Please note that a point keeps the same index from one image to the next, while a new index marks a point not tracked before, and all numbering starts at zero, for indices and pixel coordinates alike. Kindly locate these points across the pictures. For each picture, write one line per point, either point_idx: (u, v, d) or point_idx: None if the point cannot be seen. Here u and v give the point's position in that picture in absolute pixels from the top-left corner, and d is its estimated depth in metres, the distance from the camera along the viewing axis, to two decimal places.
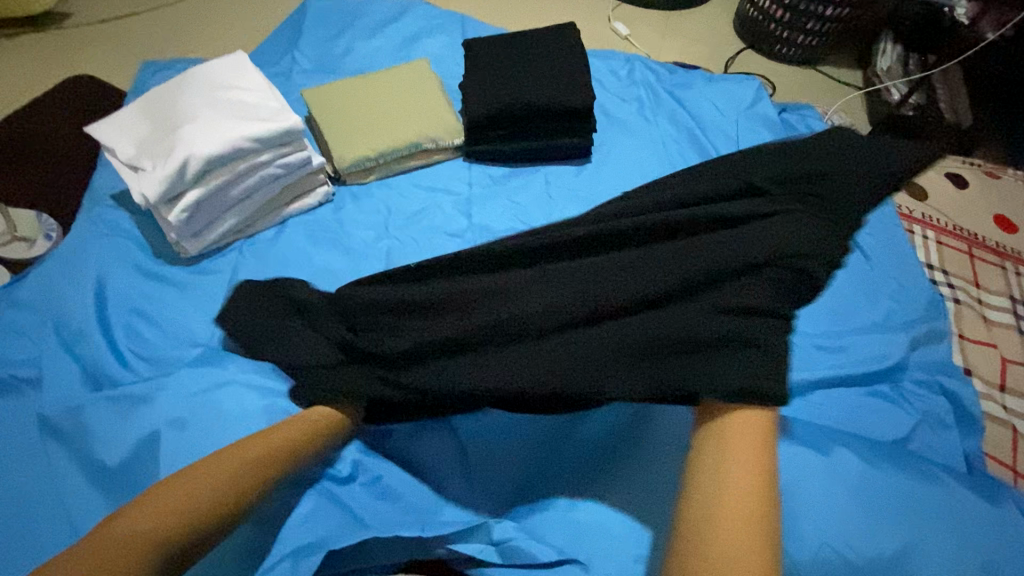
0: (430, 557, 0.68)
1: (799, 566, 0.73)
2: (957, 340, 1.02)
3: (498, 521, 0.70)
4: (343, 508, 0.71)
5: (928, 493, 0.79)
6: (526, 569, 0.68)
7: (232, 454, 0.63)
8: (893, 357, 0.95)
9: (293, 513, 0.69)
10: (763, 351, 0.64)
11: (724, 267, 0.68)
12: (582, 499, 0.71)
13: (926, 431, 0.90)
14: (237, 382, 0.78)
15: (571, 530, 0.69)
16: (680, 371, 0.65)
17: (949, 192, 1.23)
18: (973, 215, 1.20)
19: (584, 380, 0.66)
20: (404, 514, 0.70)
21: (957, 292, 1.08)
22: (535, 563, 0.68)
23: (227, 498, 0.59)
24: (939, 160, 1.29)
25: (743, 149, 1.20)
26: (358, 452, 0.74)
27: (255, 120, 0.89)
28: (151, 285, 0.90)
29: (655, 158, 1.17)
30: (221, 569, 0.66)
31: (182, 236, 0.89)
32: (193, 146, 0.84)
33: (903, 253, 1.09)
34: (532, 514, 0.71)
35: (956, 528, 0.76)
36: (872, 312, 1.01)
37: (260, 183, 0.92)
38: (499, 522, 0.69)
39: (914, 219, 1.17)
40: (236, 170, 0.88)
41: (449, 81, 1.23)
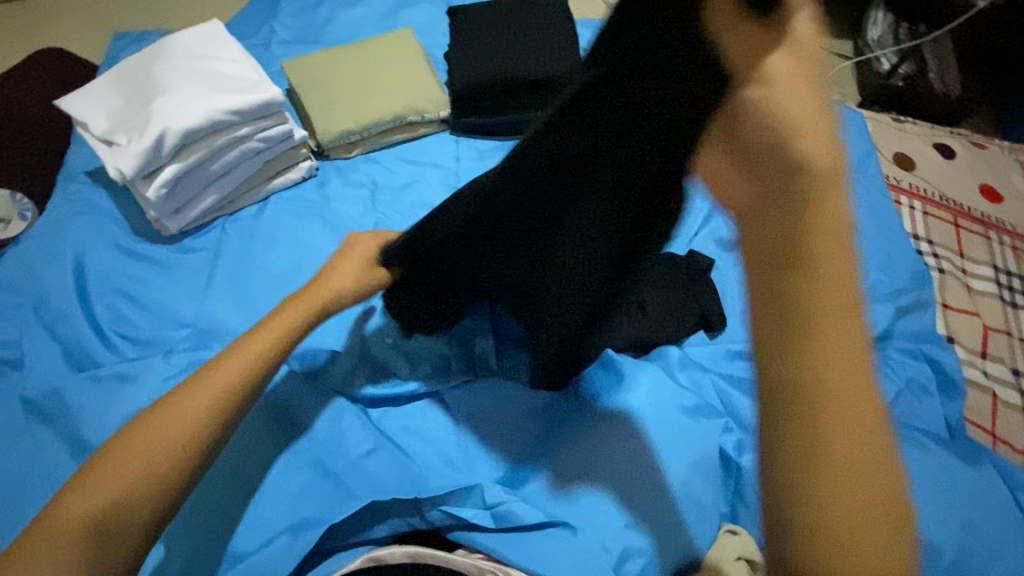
0: (424, 523, 0.69)
1: None
2: (942, 309, 1.04)
3: (490, 485, 0.71)
4: (332, 485, 0.70)
5: (911, 457, 0.80)
6: (516, 534, 0.68)
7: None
8: (879, 326, 0.97)
9: (285, 488, 0.69)
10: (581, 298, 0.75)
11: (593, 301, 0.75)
12: (573, 468, 0.72)
13: (909, 398, 0.91)
14: None
15: (562, 497, 0.70)
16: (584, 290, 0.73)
17: (938, 163, 1.23)
18: (961, 186, 1.21)
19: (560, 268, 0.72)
20: (395, 485, 0.70)
21: (943, 262, 1.09)
22: (523, 526, 0.68)
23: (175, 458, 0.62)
24: (928, 131, 1.29)
25: None
26: (345, 429, 0.74)
27: (234, 92, 0.86)
28: (131, 263, 0.88)
29: None
30: (216, 547, 0.65)
31: (161, 214, 0.87)
32: (168, 119, 0.81)
33: (891, 224, 1.09)
34: (524, 483, 0.72)
35: (936, 489, 0.78)
36: (860, 283, 1.02)
37: (241, 158, 0.89)
38: (497, 489, 0.70)
39: (902, 190, 1.18)
40: (214, 144, 0.85)
41: (434, 51, 1.19)
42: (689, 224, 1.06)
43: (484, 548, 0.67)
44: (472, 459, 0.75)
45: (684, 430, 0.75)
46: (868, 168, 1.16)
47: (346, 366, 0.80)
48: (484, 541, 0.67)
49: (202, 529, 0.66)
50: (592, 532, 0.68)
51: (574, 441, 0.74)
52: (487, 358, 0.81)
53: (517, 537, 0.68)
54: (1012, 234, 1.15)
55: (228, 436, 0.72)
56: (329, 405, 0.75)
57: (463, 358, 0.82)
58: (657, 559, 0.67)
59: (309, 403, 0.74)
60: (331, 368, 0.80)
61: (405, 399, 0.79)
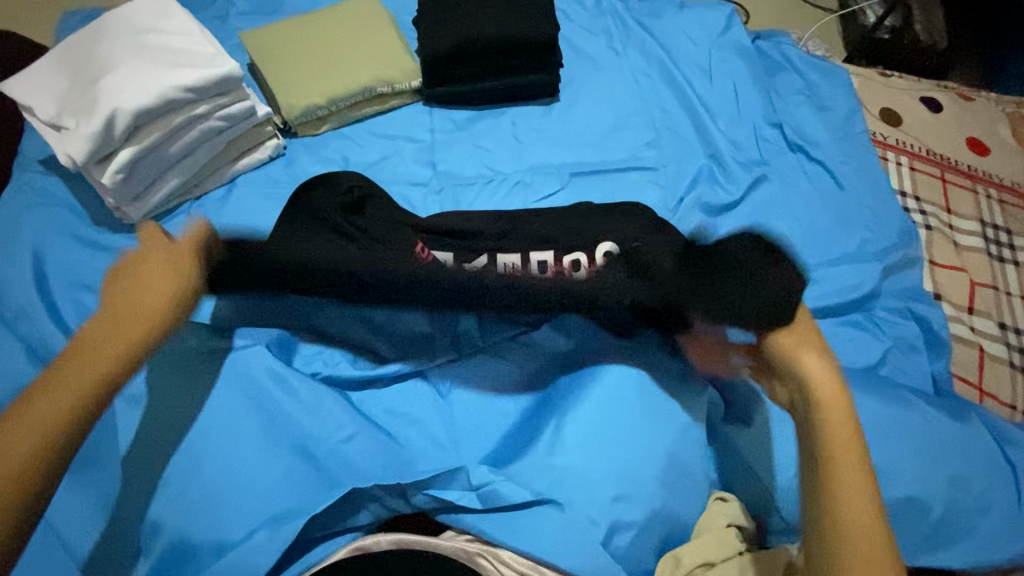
0: (410, 506, 0.68)
1: (781, 499, 0.72)
2: (929, 266, 1.03)
3: (476, 466, 0.70)
4: (308, 476, 0.69)
5: (898, 414, 0.80)
6: (503, 513, 0.68)
7: (44, 395, 0.61)
8: (867, 286, 0.96)
9: (263, 477, 0.67)
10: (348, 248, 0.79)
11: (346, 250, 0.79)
12: (559, 442, 0.70)
13: (896, 356, 0.92)
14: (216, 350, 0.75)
15: (549, 474, 0.69)
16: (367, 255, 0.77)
17: (924, 116, 1.21)
18: (948, 138, 1.19)
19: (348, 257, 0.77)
20: (380, 470, 0.70)
21: (930, 219, 1.08)
22: (511, 505, 0.67)
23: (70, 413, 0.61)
24: (914, 84, 1.26)
25: (717, 81, 1.16)
26: (326, 411, 0.73)
27: (188, 67, 0.80)
28: (94, 255, 0.84)
29: (626, 92, 1.12)
30: (194, 543, 0.63)
31: (120, 201, 0.82)
32: (117, 99, 0.76)
33: (876, 183, 1.08)
34: (510, 461, 0.71)
35: (925, 447, 0.78)
36: (847, 243, 1.01)
37: (202, 138, 0.84)
38: (483, 469, 0.69)
39: (889, 145, 1.15)
40: (170, 125, 0.80)
41: (402, 17, 1.13)
42: (672, 188, 1.03)
43: (472, 530, 0.67)
44: (459, 437, 0.74)
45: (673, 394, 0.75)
46: (852, 127, 1.14)
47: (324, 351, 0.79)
48: (472, 522, 0.67)
49: (182, 523, 0.64)
50: (580, 506, 0.67)
51: (559, 417, 0.72)
52: (471, 334, 0.80)
53: (504, 515, 0.67)
54: (999, 186, 1.14)
55: (205, 431, 0.69)
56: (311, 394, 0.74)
57: (448, 336, 0.80)
58: (645, 531, 0.67)
59: (289, 393, 0.73)
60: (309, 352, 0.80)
61: (387, 380, 0.78)
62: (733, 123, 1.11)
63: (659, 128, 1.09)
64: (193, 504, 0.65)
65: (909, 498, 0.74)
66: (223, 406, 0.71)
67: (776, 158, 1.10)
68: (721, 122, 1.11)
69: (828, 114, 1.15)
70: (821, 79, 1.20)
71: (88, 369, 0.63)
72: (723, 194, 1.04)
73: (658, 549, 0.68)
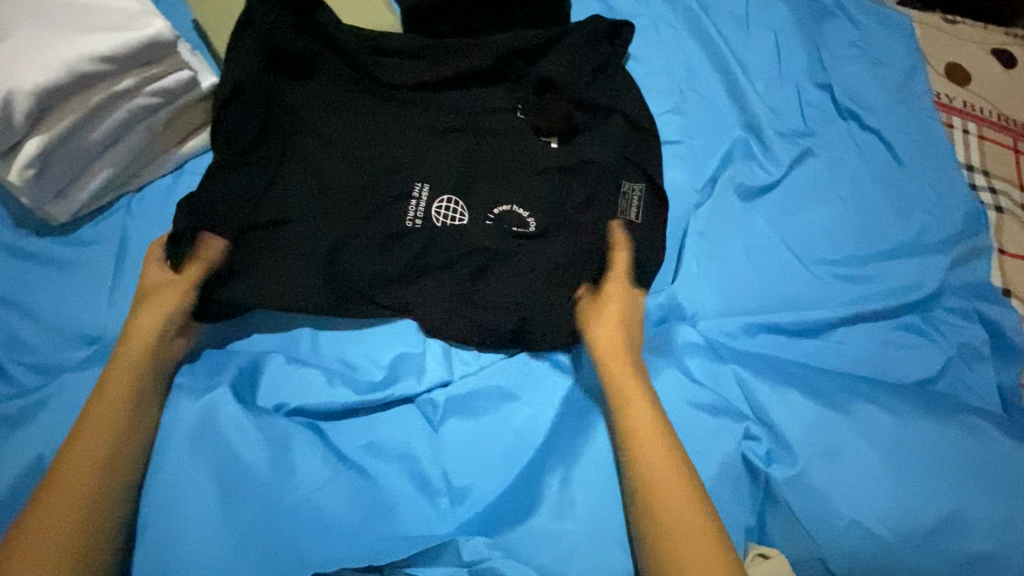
0: None
1: (830, 557, 0.63)
2: (998, 257, 0.89)
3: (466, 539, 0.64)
4: (271, 549, 0.61)
5: (969, 447, 0.68)
6: None
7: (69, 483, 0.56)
8: (928, 285, 0.82)
9: (211, 550, 0.61)
10: (341, 184, 0.77)
11: (314, 188, 0.76)
12: (569, 506, 0.66)
13: (959, 367, 0.79)
14: (185, 392, 0.67)
15: (554, 543, 0.64)
16: (332, 195, 0.75)
17: (995, 73, 1.03)
18: (1019, 99, 1.02)
19: (323, 184, 0.76)
20: (353, 541, 0.63)
21: (1000, 199, 0.93)
22: None
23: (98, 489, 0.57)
24: (984, 33, 1.07)
25: (755, 31, 0.97)
26: (292, 462, 0.65)
27: (103, 29, 0.64)
28: (17, 264, 0.71)
29: (648, 50, 0.96)
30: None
31: (39, 200, 0.67)
32: (13, 73, 0.59)
33: (943, 156, 0.92)
34: (504, 528, 0.65)
35: (1002, 485, 0.66)
36: (903, 231, 0.86)
37: (132, 120, 0.69)
38: (468, 540, 0.64)
39: (954, 110, 0.99)
40: (86, 105, 0.64)
41: None
42: (701, 166, 0.89)
43: None
44: (452, 495, 0.67)
45: (691, 422, 0.69)
46: (914, 87, 0.97)
47: (305, 389, 0.70)
48: None
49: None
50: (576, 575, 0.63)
51: (568, 468, 0.68)
52: (465, 354, 0.75)
53: None
54: None
55: (166, 490, 0.62)
56: (278, 455, 0.66)
57: (438, 379, 0.72)
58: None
59: (266, 441, 0.66)
60: (295, 388, 0.70)
61: (371, 407, 0.70)
62: (774, 85, 0.94)
63: (683, 92, 0.93)
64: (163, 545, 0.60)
65: (986, 549, 0.63)
66: (185, 472, 0.63)
67: (823, 129, 0.93)
68: (759, 83, 0.94)
69: (885, 71, 0.98)
70: (876, 26, 1.01)
71: (73, 498, 0.55)
72: (760, 174, 0.89)
73: None
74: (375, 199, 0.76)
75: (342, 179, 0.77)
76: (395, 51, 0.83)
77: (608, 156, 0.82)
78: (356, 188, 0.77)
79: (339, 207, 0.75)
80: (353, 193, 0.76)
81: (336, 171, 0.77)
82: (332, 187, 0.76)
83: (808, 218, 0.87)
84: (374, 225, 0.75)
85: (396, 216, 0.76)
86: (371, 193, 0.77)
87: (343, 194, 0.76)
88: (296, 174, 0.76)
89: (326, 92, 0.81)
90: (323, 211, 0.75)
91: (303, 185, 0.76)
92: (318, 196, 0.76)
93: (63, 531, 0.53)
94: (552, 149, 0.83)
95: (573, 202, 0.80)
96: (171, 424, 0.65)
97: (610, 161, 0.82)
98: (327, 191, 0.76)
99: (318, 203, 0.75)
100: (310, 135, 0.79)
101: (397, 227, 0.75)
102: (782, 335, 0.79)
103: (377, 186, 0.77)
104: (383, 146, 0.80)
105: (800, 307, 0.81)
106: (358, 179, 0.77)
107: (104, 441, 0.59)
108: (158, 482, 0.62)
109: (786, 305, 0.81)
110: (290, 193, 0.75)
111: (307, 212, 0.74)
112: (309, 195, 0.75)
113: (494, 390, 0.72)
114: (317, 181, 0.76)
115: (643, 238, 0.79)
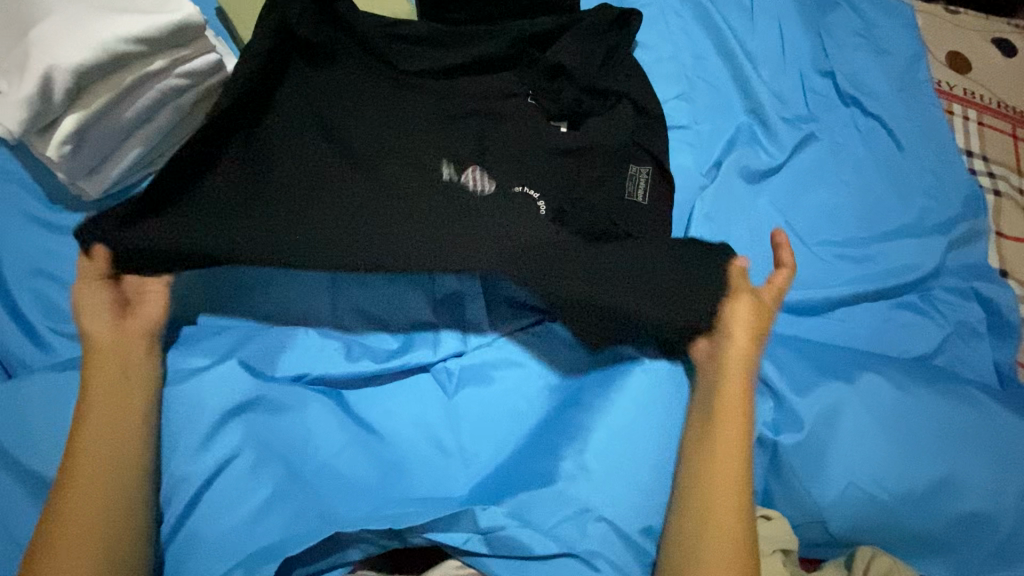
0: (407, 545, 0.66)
1: (828, 516, 0.66)
2: (995, 239, 0.91)
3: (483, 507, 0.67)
4: (298, 508, 0.65)
5: (966, 417, 0.70)
6: (516, 555, 0.66)
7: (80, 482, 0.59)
8: (927, 265, 0.85)
9: (244, 509, 0.65)
10: (351, 167, 0.75)
11: (324, 170, 0.74)
12: (582, 470, 0.69)
13: (956, 343, 0.82)
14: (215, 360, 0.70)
15: (566, 504, 0.67)
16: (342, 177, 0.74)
17: (997, 62, 1.06)
18: (1020, 88, 1.04)
19: (334, 166, 0.75)
20: (374, 505, 0.66)
21: (998, 183, 0.95)
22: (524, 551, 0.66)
23: (118, 471, 0.60)
24: (985, 22, 1.09)
25: (760, 20, 1.00)
26: (312, 428, 0.69)
27: (136, 12, 0.67)
28: (53, 238, 0.74)
29: (655, 38, 0.98)
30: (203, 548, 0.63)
31: (74, 176, 0.71)
32: (53, 53, 0.62)
33: (943, 141, 0.95)
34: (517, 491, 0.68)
35: (996, 453, 0.68)
36: (904, 213, 0.89)
37: (162, 101, 0.72)
38: (484, 506, 0.66)
39: (955, 97, 1.01)
40: (120, 85, 0.67)
41: None
42: (706, 150, 0.92)
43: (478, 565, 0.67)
44: (469, 463, 0.70)
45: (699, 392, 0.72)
46: (916, 75, 0.99)
47: (326, 358, 0.73)
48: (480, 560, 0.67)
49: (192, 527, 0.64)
50: (585, 535, 0.67)
51: (583, 441, 0.70)
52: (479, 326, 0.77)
53: (518, 558, 0.66)
54: None
55: (202, 452, 0.66)
56: (302, 420, 0.69)
57: (452, 349, 0.75)
58: (603, 541, 0.67)
59: (287, 408, 0.69)
60: (318, 357, 0.73)
61: (390, 375, 0.74)
62: (778, 72, 0.97)
63: (690, 78, 0.96)
64: (200, 500, 0.65)
65: (977, 510, 0.66)
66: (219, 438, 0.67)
67: (826, 114, 0.96)
68: (763, 70, 0.96)
69: (888, 59, 1.00)
70: (879, 15, 1.03)
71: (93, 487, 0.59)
72: (764, 158, 0.92)
73: None
74: (388, 183, 0.75)
75: (354, 163, 0.76)
76: (411, 38, 0.85)
77: (616, 140, 0.85)
78: (368, 172, 0.76)
79: (349, 190, 0.73)
80: (364, 177, 0.74)
81: (349, 155, 0.76)
82: (344, 171, 0.75)
83: (811, 201, 0.90)
84: (385, 208, 0.72)
85: (409, 200, 0.74)
86: (383, 178, 0.75)
87: (355, 178, 0.74)
88: (307, 154, 0.75)
89: (347, 82, 0.82)
90: (330, 194, 0.72)
91: (312, 166, 0.74)
92: (327, 178, 0.73)
93: (95, 523, 0.57)
94: (562, 133, 0.86)
95: (582, 182, 0.82)
96: (191, 394, 0.68)
97: (619, 145, 0.85)
98: (339, 175, 0.74)
99: (327, 186, 0.73)
100: (324, 117, 0.78)
101: (407, 212, 0.72)
102: (784, 312, 0.82)
103: (390, 171, 0.77)
104: (397, 132, 0.80)
105: (804, 286, 0.83)
106: (372, 164, 0.77)
107: (103, 436, 0.61)
108: (192, 443, 0.66)
109: (789, 284, 0.83)
110: (299, 174, 0.73)
111: (316, 194, 0.72)
112: (318, 178, 0.73)
113: (504, 359, 0.75)
114: (327, 163, 0.75)
115: (649, 219, 0.82)
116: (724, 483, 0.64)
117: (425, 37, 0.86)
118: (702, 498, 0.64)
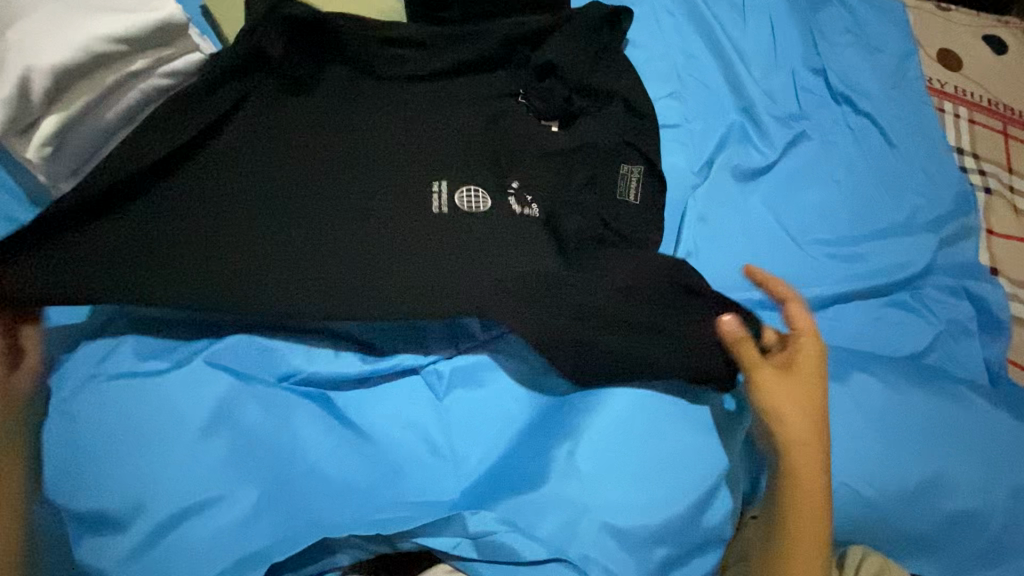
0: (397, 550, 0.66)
1: None
2: (986, 237, 0.91)
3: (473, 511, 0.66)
4: (286, 514, 0.64)
5: (956, 415, 0.70)
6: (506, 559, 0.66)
7: None
8: (918, 263, 0.85)
9: (229, 516, 0.64)
10: (323, 177, 0.74)
11: (295, 181, 0.73)
12: (573, 473, 0.69)
13: (947, 341, 0.82)
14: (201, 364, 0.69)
15: (557, 507, 0.67)
16: (314, 188, 0.73)
17: (987, 59, 1.06)
18: (1010, 85, 1.04)
19: (304, 177, 0.73)
20: (363, 510, 0.65)
21: (989, 180, 0.95)
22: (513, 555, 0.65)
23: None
24: (976, 19, 1.09)
25: (751, 17, 0.99)
26: (300, 433, 0.68)
27: (118, 11, 0.66)
28: None
29: (647, 36, 0.97)
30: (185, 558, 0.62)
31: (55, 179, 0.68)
32: (32, 53, 0.61)
33: (934, 139, 0.94)
34: (508, 494, 0.68)
35: (986, 451, 0.69)
36: (895, 212, 0.89)
37: (145, 102, 0.71)
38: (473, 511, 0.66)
39: (946, 94, 1.01)
40: (102, 86, 0.66)
41: None
42: (698, 148, 0.91)
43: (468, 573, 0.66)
44: (458, 466, 0.69)
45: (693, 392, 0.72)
46: (907, 72, 0.99)
47: (315, 362, 0.72)
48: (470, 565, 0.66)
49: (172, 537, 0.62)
50: (575, 538, 0.66)
51: (574, 442, 0.70)
52: (469, 328, 0.75)
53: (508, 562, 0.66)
54: None
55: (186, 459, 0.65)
56: (291, 425, 0.68)
57: (444, 352, 0.74)
58: (595, 544, 0.66)
59: (272, 413, 0.68)
60: (307, 361, 0.72)
61: (380, 379, 0.73)
62: (769, 70, 0.96)
63: (681, 76, 0.95)
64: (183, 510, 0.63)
65: (968, 509, 0.66)
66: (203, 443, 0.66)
67: (817, 112, 0.95)
68: (755, 68, 0.96)
69: (878, 56, 1.00)
70: (870, 12, 1.03)
71: None
72: (756, 156, 0.91)
73: (660, 560, 0.67)
74: (362, 193, 0.74)
75: (326, 172, 0.74)
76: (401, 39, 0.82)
77: (607, 141, 0.85)
78: (340, 182, 0.74)
79: (320, 202, 0.72)
80: (336, 187, 0.74)
81: (323, 163, 0.75)
82: (317, 181, 0.73)
83: (802, 199, 0.89)
84: (355, 221, 0.72)
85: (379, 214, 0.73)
86: (354, 188, 0.74)
87: (327, 188, 0.73)
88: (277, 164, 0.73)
89: (327, 85, 0.79)
90: (301, 207, 0.72)
91: (283, 177, 0.73)
92: (297, 190, 0.73)
93: None
94: (553, 134, 0.85)
95: (574, 183, 0.81)
96: (171, 401, 0.67)
97: (610, 146, 0.85)
98: (311, 184, 0.73)
99: (298, 198, 0.72)
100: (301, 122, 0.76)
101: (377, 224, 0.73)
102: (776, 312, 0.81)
103: (363, 181, 0.75)
104: (375, 137, 0.77)
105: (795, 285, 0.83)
106: (343, 173, 0.75)
107: None
108: (175, 450, 0.65)
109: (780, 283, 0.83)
110: (269, 186, 0.72)
111: (286, 207, 0.72)
112: (289, 189, 0.72)
113: (492, 360, 0.74)
114: (299, 173, 0.74)
115: (641, 218, 0.82)
116: (807, 505, 0.62)
117: (414, 38, 0.83)
118: (786, 524, 0.62)
